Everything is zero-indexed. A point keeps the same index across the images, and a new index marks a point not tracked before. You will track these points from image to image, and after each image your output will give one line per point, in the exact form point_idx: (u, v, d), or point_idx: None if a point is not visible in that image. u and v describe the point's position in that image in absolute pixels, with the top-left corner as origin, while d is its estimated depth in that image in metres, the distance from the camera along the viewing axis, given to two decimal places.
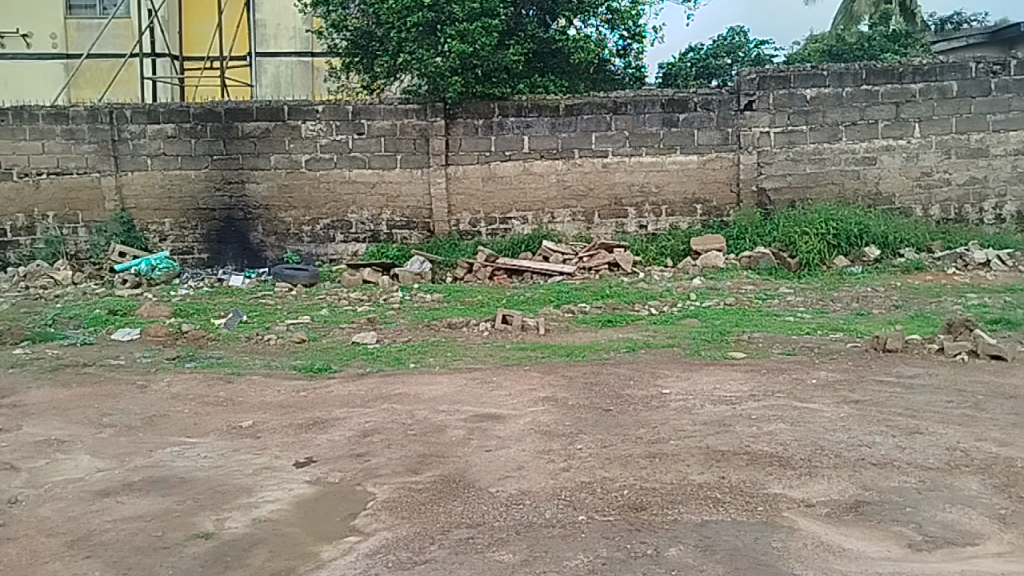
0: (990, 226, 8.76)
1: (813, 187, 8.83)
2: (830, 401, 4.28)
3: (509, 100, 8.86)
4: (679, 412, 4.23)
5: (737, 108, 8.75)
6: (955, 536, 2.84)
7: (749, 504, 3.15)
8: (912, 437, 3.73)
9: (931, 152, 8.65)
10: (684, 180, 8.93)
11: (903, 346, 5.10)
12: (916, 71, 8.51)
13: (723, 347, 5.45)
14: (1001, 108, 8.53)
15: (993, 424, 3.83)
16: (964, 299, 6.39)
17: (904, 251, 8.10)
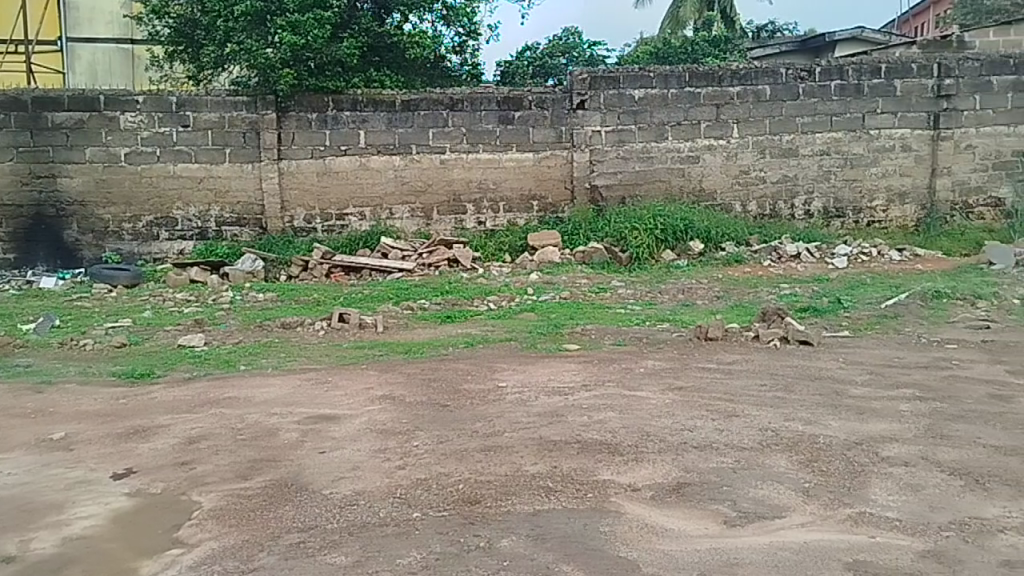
0: (801, 221, 9.43)
1: (642, 184, 9.20)
2: (656, 388, 4.47)
3: (344, 94, 8.70)
4: (514, 404, 4.30)
5: (570, 107, 8.98)
6: (765, 511, 3.04)
7: (579, 492, 3.25)
8: (729, 420, 3.96)
9: (748, 152, 9.22)
10: (521, 176, 9.08)
11: (723, 334, 5.41)
12: (734, 75, 9.03)
13: (558, 339, 5.59)
14: (808, 111, 9.20)
15: (801, 405, 4.13)
16: (778, 289, 6.85)
17: (725, 245, 8.58)
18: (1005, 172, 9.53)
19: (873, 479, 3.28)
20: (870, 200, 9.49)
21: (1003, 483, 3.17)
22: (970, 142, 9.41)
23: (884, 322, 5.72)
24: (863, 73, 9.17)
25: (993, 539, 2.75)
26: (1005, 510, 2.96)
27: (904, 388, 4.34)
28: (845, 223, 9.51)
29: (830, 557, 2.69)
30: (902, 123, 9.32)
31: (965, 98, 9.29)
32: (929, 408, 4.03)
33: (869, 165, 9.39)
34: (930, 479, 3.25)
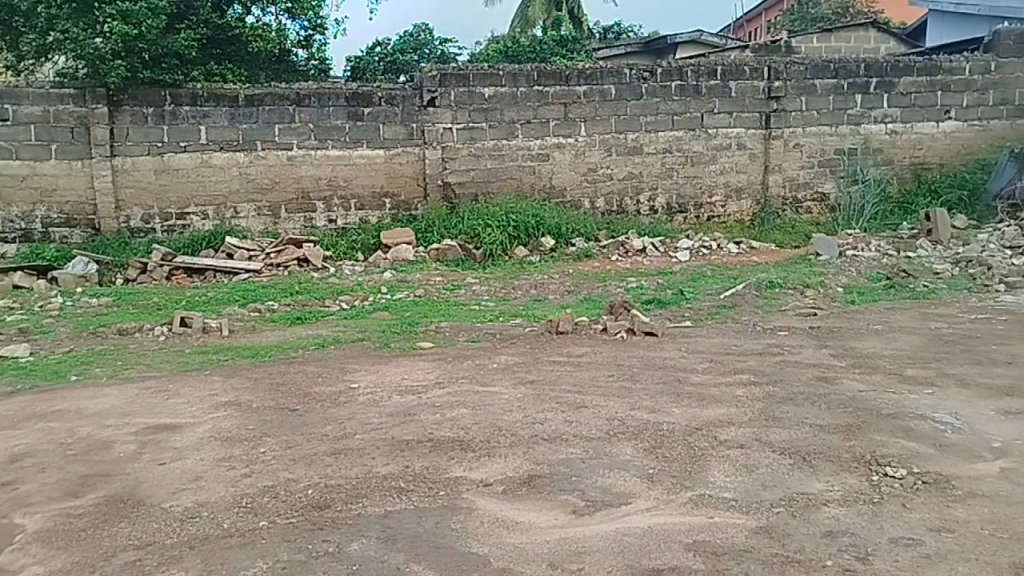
0: (646, 216, 9.78)
1: (494, 181, 9.29)
2: (508, 383, 4.53)
3: (182, 88, 8.31)
4: (366, 405, 4.23)
5: (420, 104, 8.93)
6: (612, 498, 3.14)
7: (430, 490, 3.24)
8: (578, 411, 4.06)
9: (595, 149, 9.48)
10: (371, 173, 8.97)
11: (573, 328, 5.53)
12: (580, 74, 9.24)
13: (411, 338, 5.55)
14: (651, 111, 9.54)
15: (645, 394, 4.29)
16: (625, 283, 7.08)
17: (575, 241, 8.78)
18: (828, 170, 10.20)
19: (712, 461, 3.44)
20: (709, 196, 9.96)
21: (827, 459, 3.40)
22: (797, 141, 10.03)
23: (723, 312, 6.02)
24: (701, 75, 9.61)
25: (817, 512, 2.95)
26: (828, 485, 3.17)
27: (740, 373, 4.58)
28: (687, 218, 9.95)
29: (673, 539, 2.80)
30: (737, 122, 9.83)
31: (792, 100, 9.88)
32: (762, 392, 4.27)
33: (708, 163, 9.86)
34: (763, 459, 3.44)
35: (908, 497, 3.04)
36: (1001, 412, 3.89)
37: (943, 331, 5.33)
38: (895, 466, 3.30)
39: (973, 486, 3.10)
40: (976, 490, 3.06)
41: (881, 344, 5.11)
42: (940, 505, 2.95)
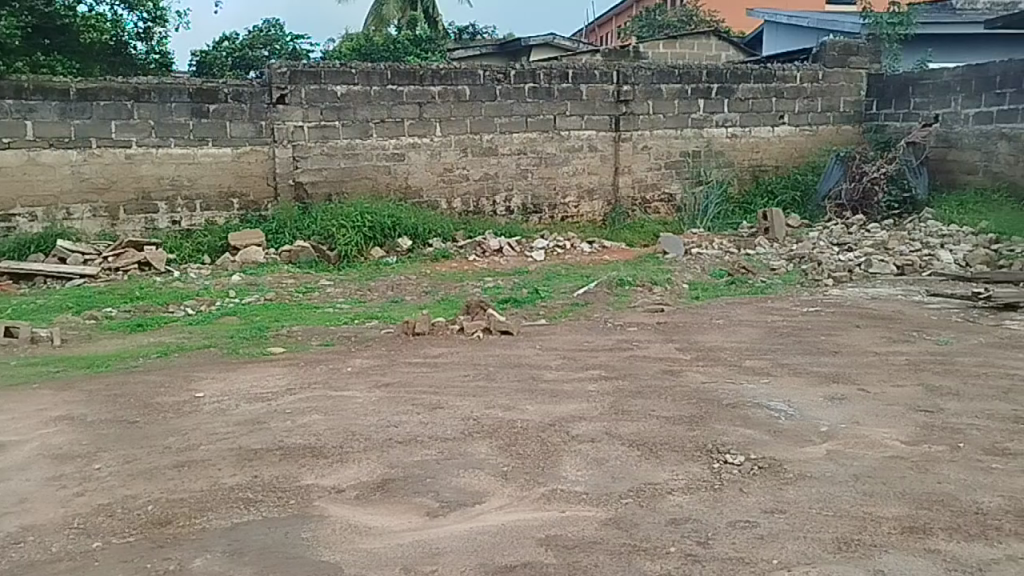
0: (502, 216, 9.88)
1: (348, 181, 9.13)
2: (363, 387, 4.46)
3: (4, 80, 7.71)
4: (211, 415, 4.06)
5: (269, 101, 8.67)
6: (466, 498, 3.15)
7: (280, 500, 3.14)
8: (433, 412, 4.05)
9: (451, 150, 9.49)
10: (218, 173, 8.63)
11: (430, 329, 5.51)
12: (435, 74, 9.23)
13: (261, 343, 5.37)
14: (505, 112, 9.65)
15: (500, 392, 4.32)
16: (482, 283, 7.13)
17: (431, 241, 8.77)
18: (674, 171, 10.62)
19: (564, 456, 3.51)
20: (563, 196, 10.17)
21: (673, 449, 3.54)
22: (645, 143, 10.40)
23: (576, 309, 6.16)
24: (553, 77, 9.79)
25: (663, 500, 3.06)
26: (673, 474, 3.30)
27: (592, 369, 4.70)
28: (542, 218, 10.12)
29: (526, 535, 2.83)
30: (588, 125, 10.08)
31: (640, 104, 10.24)
32: (612, 387, 4.40)
33: (562, 164, 10.07)
34: (613, 451, 3.54)
35: (745, 481, 3.20)
36: (828, 398, 4.17)
37: (778, 324, 5.66)
38: (734, 453, 3.47)
39: (803, 468, 3.30)
40: (805, 472, 3.27)
41: (723, 338, 5.37)
42: (773, 488, 3.13)
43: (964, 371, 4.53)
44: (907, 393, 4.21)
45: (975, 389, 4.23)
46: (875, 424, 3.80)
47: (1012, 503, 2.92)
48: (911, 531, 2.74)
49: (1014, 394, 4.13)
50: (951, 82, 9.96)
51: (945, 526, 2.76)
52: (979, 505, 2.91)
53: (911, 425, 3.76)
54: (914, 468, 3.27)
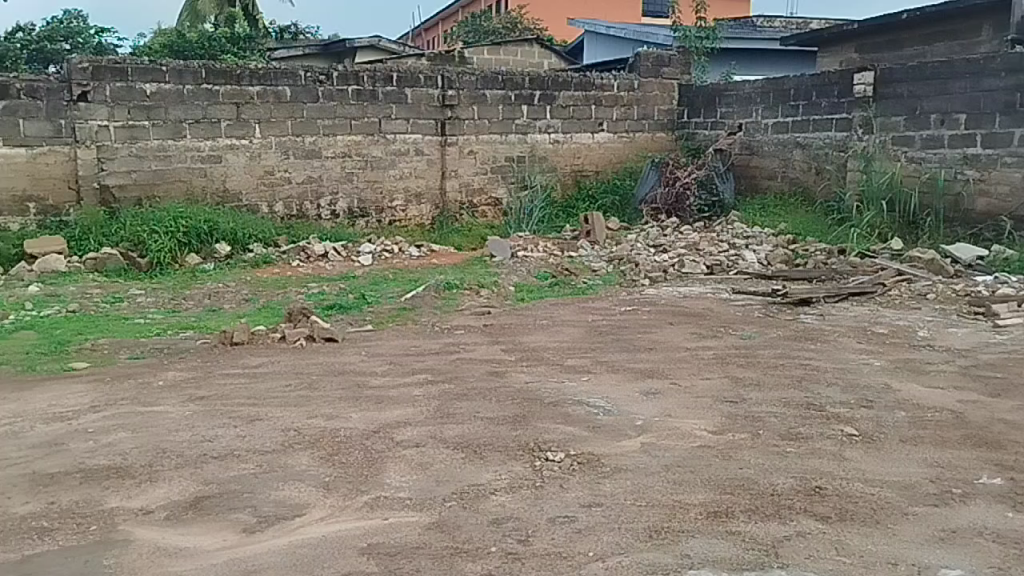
0: (327, 221, 9.69)
1: (160, 184, 8.66)
2: (175, 401, 4.23)
3: None
4: (1, 440, 3.72)
5: (69, 98, 8.06)
6: (285, 511, 3.05)
7: (79, 526, 2.92)
8: (251, 424, 3.90)
9: (271, 152, 9.21)
10: (11, 175, 7.93)
11: (249, 338, 5.32)
12: (253, 74, 8.92)
13: (62, 359, 4.99)
14: (328, 114, 9.46)
15: (323, 401, 4.23)
16: (306, 289, 6.95)
17: (252, 246, 8.46)
18: (500, 176, 10.79)
19: (388, 463, 3.48)
20: (390, 200, 10.09)
21: (496, 450, 3.59)
22: (471, 148, 10.51)
23: (403, 314, 6.13)
24: (377, 80, 9.71)
25: (486, 501, 3.09)
26: (496, 474, 3.34)
27: (418, 374, 4.69)
28: (369, 222, 10.00)
29: (347, 545, 2.79)
30: (414, 128, 10.06)
31: (465, 108, 10.34)
32: (438, 391, 4.40)
33: (388, 168, 9.99)
34: (437, 455, 3.54)
35: (565, 477, 3.30)
36: (644, 393, 4.37)
37: (599, 323, 5.87)
38: (555, 451, 3.56)
39: (619, 462, 3.44)
40: (621, 465, 3.40)
41: (546, 338, 5.51)
42: (591, 482, 3.24)
43: (765, 363, 4.87)
44: (714, 385, 4.49)
45: (774, 379, 4.56)
46: (686, 416, 4.02)
47: (803, 483, 3.17)
48: (715, 515, 2.91)
49: (807, 382, 4.49)
50: (752, 94, 10.70)
51: (746, 508, 2.95)
52: (775, 487, 3.14)
53: (717, 415, 4.01)
54: (719, 456, 3.48)
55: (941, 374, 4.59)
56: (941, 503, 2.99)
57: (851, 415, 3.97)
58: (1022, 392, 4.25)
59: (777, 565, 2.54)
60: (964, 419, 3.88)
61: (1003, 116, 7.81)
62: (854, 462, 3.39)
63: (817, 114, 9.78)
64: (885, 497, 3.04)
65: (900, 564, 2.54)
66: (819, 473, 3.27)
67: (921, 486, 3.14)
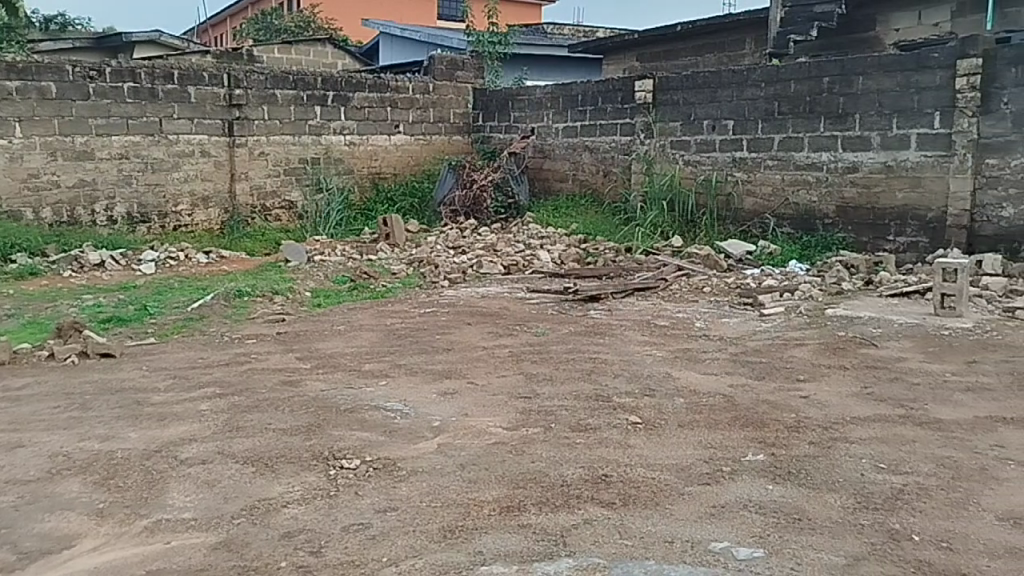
0: (103, 227, 9.00)
1: None
2: None
3: None
4: None
5: None
6: (51, 544, 2.80)
7: None
8: (12, 452, 3.56)
9: (35, 153, 8.44)
10: None
11: (10, 358, 4.85)
12: (11, 68, 8.16)
13: None
14: (102, 112, 8.81)
15: (97, 422, 3.93)
16: (80, 301, 6.43)
17: (15, 257, 7.72)
18: (294, 178, 10.48)
19: (170, 483, 3.28)
20: (174, 205, 9.54)
21: (287, 461, 3.48)
22: (262, 149, 10.16)
23: (190, 324, 5.81)
24: (156, 77, 9.16)
25: (277, 515, 2.99)
26: (288, 486, 3.24)
27: (205, 387, 4.46)
28: (151, 228, 9.40)
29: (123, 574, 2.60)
30: (199, 129, 9.58)
31: (254, 108, 9.98)
32: (226, 404, 4.21)
33: (171, 170, 9.45)
34: (225, 471, 3.39)
35: (360, 484, 3.25)
36: (440, 394, 4.40)
37: (396, 326, 5.85)
38: (349, 458, 3.51)
39: (415, 464, 3.45)
40: (417, 467, 3.41)
41: (342, 343, 5.43)
42: (386, 487, 3.22)
43: (556, 358, 5.05)
44: (509, 382, 4.60)
45: (564, 373, 4.75)
46: (480, 414, 4.08)
47: (590, 472, 3.31)
48: (507, 510, 2.98)
49: (596, 374, 4.70)
50: (543, 99, 11.07)
51: (536, 501, 3.05)
52: (564, 478, 3.26)
53: (511, 412, 4.10)
54: (513, 451, 3.57)
55: (714, 361, 4.96)
56: (712, 481, 3.22)
57: (635, 404, 4.20)
58: (783, 374, 4.69)
59: (564, 553, 2.64)
60: (733, 402, 4.22)
61: (764, 123, 8.58)
62: (636, 449, 3.59)
63: (603, 119, 10.27)
64: (663, 480, 3.23)
65: (676, 541, 2.71)
66: (604, 462, 3.44)
67: (695, 466, 3.38)
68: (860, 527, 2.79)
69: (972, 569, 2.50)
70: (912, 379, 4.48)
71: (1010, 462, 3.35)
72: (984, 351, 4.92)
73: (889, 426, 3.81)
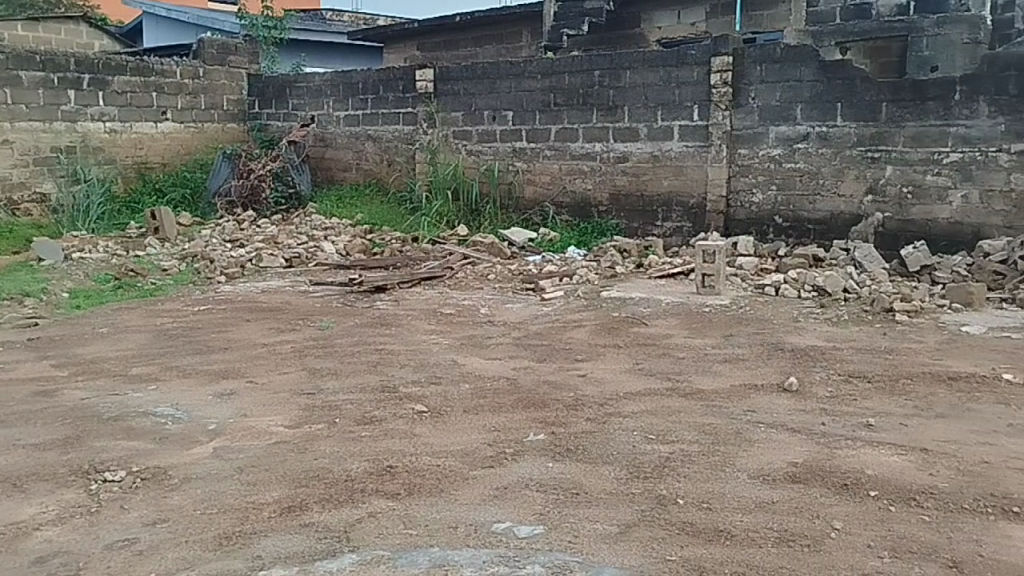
0: None
1: None
2: None
3: None
4: None
5: None
6: None
7: None
8: None
9: None
10: None
11: None
12: None
13: None
14: None
15: None
16: None
17: None
18: (45, 169, 9.58)
19: None
20: None
21: (40, 479, 3.17)
22: (5, 137, 9.19)
23: None
24: None
25: (27, 539, 2.72)
26: (41, 507, 2.95)
27: None
28: None
29: None
30: None
31: None
32: None
33: None
34: None
35: (126, 497, 3.02)
36: (217, 396, 4.18)
37: (167, 326, 5.49)
38: (113, 470, 3.24)
39: (187, 471, 3.25)
40: (189, 474, 3.22)
41: (106, 347, 5.02)
42: (156, 498, 3.01)
43: (340, 352, 4.95)
44: (291, 379, 4.46)
45: (350, 366, 4.66)
46: (262, 414, 3.93)
47: (375, 465, 3.28)
48: (288, 510, 2.89)
49: (381, 366, 4.66)
50: (322, 87, 10.82)
51: (319, 499, 2.97)
52: (348, 472, 3.21)
53: (294, 410, 3.97)
54: (294, 450, 3.46)
55: (498, 346, 5.06)
56: (495, 463, 3.29)
57: (421, 393, 4.20)
58: (562, 355, 4.88)
59: (348, 549, 2.59)
60: (516, 385, 4.33)
61: (541, 114, 8.86)
62: (422, 438, 3.59)
63: (385, 109, 10.18)
64: (448, 466, 3.26)
65: (460, 526, 2.74)
66: (389, 453, 3.41)
67: (479, 451, 3.43)
68: (632, 496, 2.96)
69: (727, 525, 2.72)
70: (678, 354, 4.81)
71: (761, 425, 3.68)
72: (738, 325, 5.38)
73: (658, 399, 4.07)
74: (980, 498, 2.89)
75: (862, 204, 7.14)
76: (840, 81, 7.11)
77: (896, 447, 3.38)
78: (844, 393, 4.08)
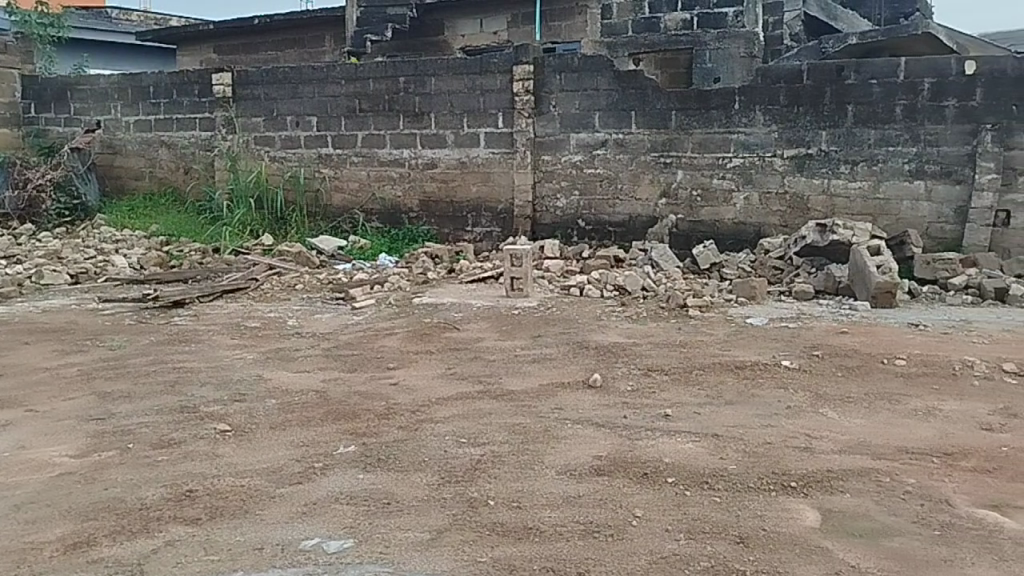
0: None
1: None
2: None
3: None
4: None
5: None
6: None
7: None
8: None
9: None
10: None
11: None
12: None
13: None
14: None
15: None
16: None
17: None
18: None
19: None
20: None
21: None
22: None
23: None
24: None
25: None
26: None
27: None
28: None
29: None
30: None
31: None
32: None
33: None
34: None
35: None
36: None
37: None
38: None
39: None
40: None
41: None
42: None
43: (134, 373, 4.63)
44: (78, 404, 4.12)
45: (144, 388, 4.37)
46: (43, 444, 3.60)
47: (173, 491, 3.09)
48: (74, 547, 2.66)
49: (180, 385, 4.41)
50: (108, 89, 10.10)
51: (109, 532, 2.76)
52: (143, 501, 3.00)
53: (80, 438, 3.67)
54: (80, 481, 3.20)
55: (307, 358, 4.92)
56: (303, 479, 3.19)
57: (224, 412, 4.01)
58: (374, 363, 4.82)
59: None
60: (326, 397, 4.23)
61: (347, 120, 8.73)
62: (225, 458, 3.43)
63: (179, 113, 9.65)
64: (252, 486, 3.13)
65: (265, 547, 2.64)
66: (188, 477, 3.23)
67: (286, 468, 3.31)
68: (443, 501, 2.96)
69: (536, 522, 2.79)
70: (489, 357, 4.89)
71: (568, 421, 3.81)
72: (546, 325, 5.54)
73: (470, 402, 4.11)
74: (763, 477, 3.13)
75: (657, 206, 7.56)
76: (633, 91, 7.49)
77: (690, 434, 3.59)
78: (644, 386, 4.29)
